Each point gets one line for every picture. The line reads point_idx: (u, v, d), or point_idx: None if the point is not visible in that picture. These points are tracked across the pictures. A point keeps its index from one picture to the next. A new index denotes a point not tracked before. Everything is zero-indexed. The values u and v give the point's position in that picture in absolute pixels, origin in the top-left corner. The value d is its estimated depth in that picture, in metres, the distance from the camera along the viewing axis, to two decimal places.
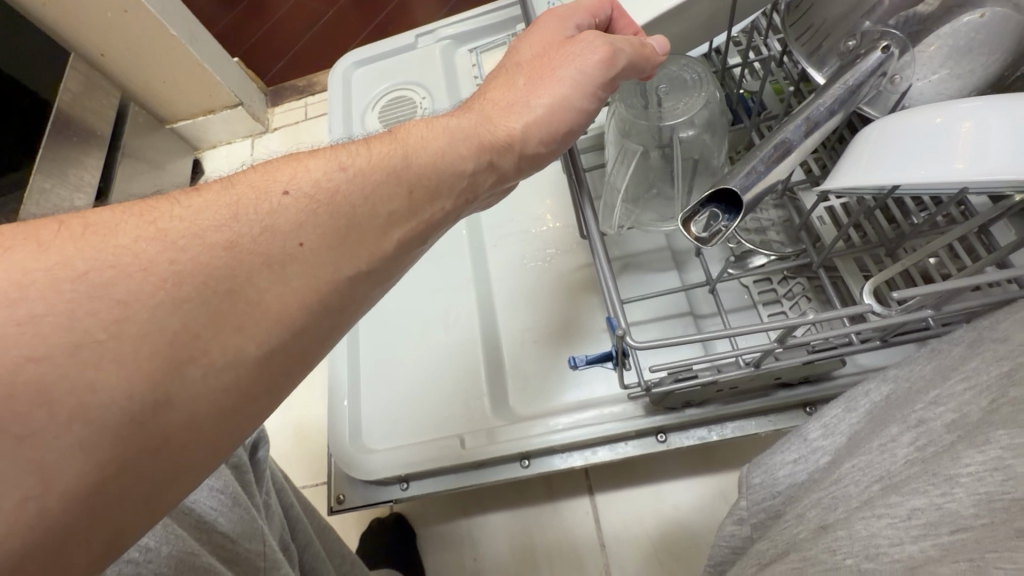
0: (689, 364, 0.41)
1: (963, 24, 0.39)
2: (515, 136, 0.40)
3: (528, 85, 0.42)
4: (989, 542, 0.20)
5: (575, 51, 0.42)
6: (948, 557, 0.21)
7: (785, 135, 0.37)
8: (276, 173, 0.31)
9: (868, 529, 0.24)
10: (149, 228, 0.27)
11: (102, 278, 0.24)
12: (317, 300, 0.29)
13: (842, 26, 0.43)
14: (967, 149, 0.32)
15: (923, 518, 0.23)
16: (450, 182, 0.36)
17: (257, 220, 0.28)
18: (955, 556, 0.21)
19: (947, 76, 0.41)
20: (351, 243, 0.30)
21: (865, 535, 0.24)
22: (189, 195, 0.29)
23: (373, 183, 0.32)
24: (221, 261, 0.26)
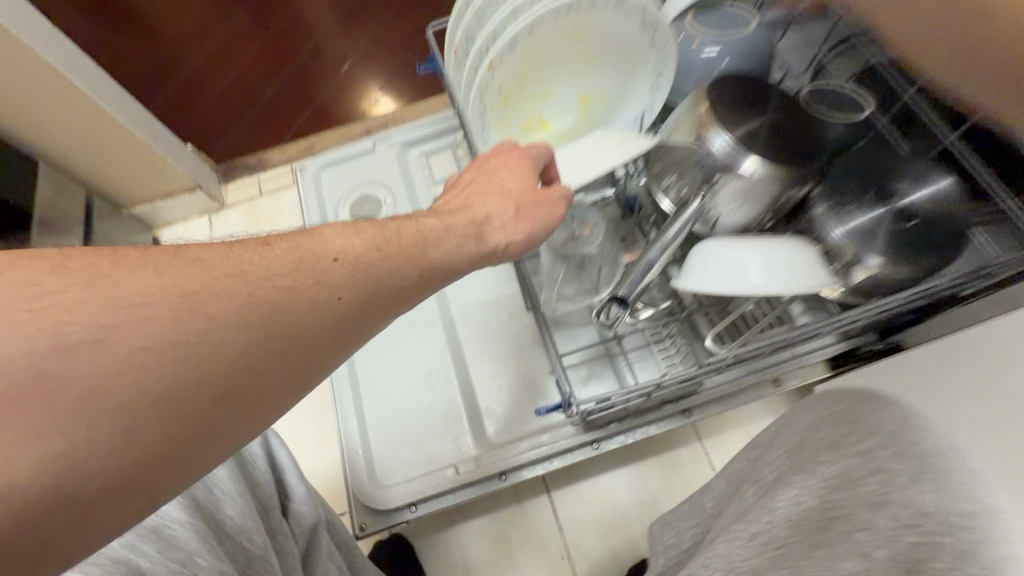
0: (611, 397, 0.50)
1: (737, 182, 0.53)
2: (499, 249, 0.46)
3: (517, 214, 0.48)
4: (799, 557, 0.28)
5: (552, 203, 0.49)
6: (773, 564, 0.29)
7: (650, 255, 0.47)
8: (328, 239, 0.36)
9: (728, 550, 0.33)
10: (235, 269, 0.32)
11: (200, 297, 0.29)
12: (339, 342, 0.34)
13: (682, 168, 0.55)
14: (762, 276, 0.46)
15: (759, 538, 0.31)
16: (451, 271, 0.43)
17: (313, 275, 0.34)
18: (778, 562, 0.29)
19: (735, 210, 0.56)
20: (375, 305, 0.36)
21: (726, 554, 0.33)
22: (265, 246, 0.34)
23: (399, 265, 0.38)
24: (285, 298, 0.32)
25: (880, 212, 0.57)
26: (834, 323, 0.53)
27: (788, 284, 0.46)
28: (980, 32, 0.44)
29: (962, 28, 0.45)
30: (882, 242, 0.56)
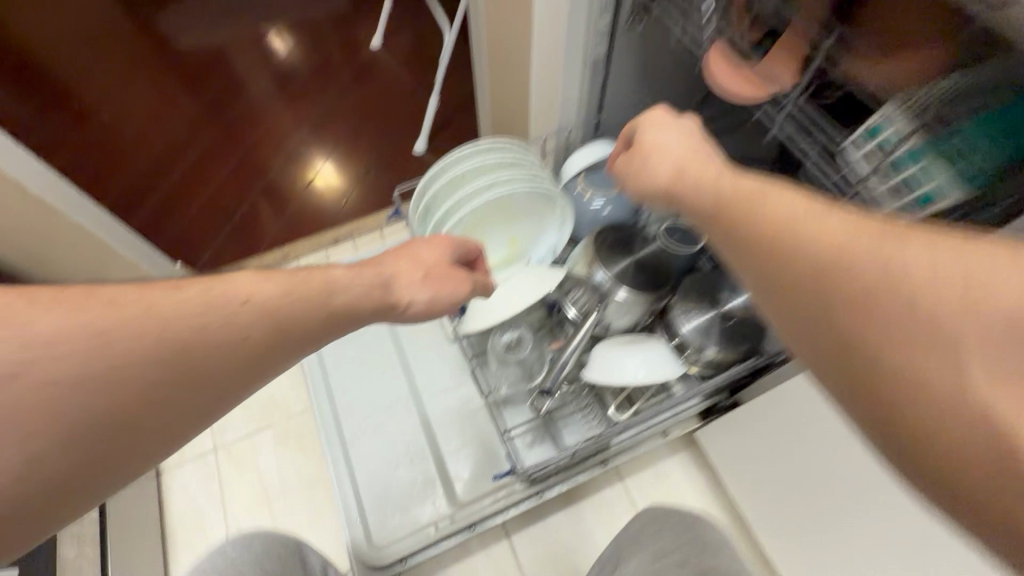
0: (551, 462, 0.75)
1: (617, 299, 0.80)
2: (403, 302, 0.55)
3: (426, 278, 0.57)
4: None
5: (453, 277, 0.59)
6: None
7: (563, 358, 0.77)
8: (237, 282, 0.41)
9: None
10: (146, 310, 0.37)
11: (117, 335, 0.35)
12: (245, 374, 0.41)
13: (584, 290, 0.82)
14: (648, 359, 0.76)
15: None
16: (357, 314, 0.50)
17: (221, 319, 0.39)
18: None
19: (621, 317, 0.82)
20: (280, 342, 0.42)
21: None
22: (176, 288, 0.39)
23: (305, 309, 0.44)
24: (186, 339, 0.37)
25: (711, 313, 0.78)
26: (693, 391, 0.79)
27: (665, 363, 0.76)
28: (854, 302, 0.27)
29: (771, 274, 0.32)
30: (716, 334, 0.78)
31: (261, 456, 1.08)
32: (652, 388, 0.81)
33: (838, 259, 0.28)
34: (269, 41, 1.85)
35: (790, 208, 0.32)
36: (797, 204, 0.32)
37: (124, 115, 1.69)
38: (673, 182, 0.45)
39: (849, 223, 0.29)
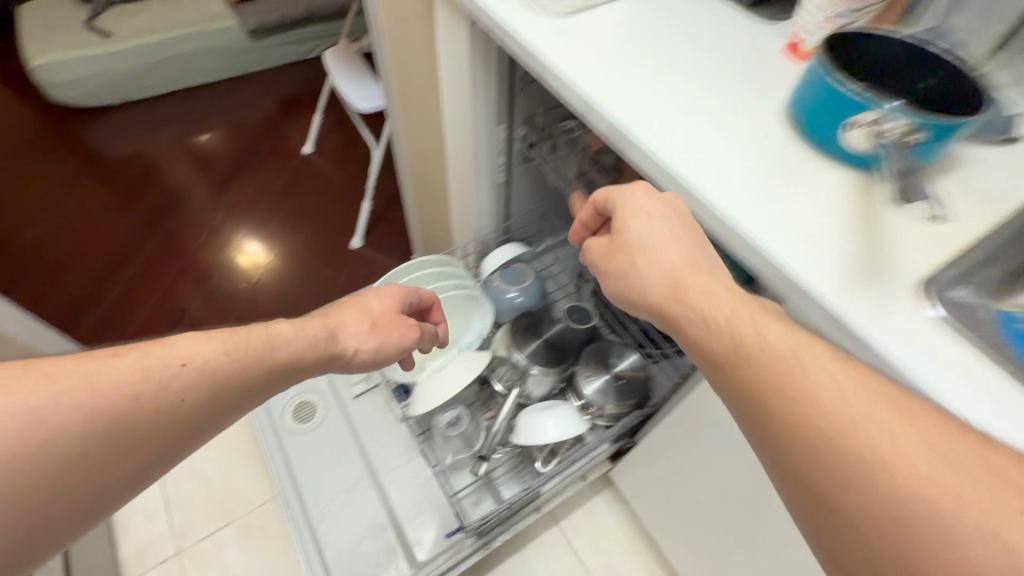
0: (490, 516, 0.92)
1: (534, 371, 1.02)
2: (352, 353, 0.65)
3: (371, 329, 0.67)
4: None
5: (398, 329, 0.70)
6: None
7: (495, 428, 0.96)
8: (177, 347, 0.49)
9: None
10: (81, 383, 0.44)
11: (70, 406, 0.43)
12: (187, 429, 0.49)
13: (508, 366, 1.04)
14: (560, 422, 0.96)
15: None
16: (301, 365, 0.59)
17: (159, 385, 0.47)
18: None
19: (538, 384, 1.03)
20: (217, 398, 0.50)
21: None
22: (113, 358, 0.46)
23: (243, 364, 0.52)
24: (122, 408, 0.45)
25: (606, 376, 1.01)
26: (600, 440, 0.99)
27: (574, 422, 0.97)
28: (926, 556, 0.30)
29: (808, 448, 0.35)
30: (613, 392, 1.00)
31: (224, 551, 1.15)
32: (569, 440, 1.01)
33: (887, 457, 0.33)
34: (202, 148, 1.99)
35: (839, 395, 0.36)
36: (834, 382, 0.36)
37: (58, 230, 1.74)
38: (675, 299, 0.47)
39: (898, 424, 0.34)
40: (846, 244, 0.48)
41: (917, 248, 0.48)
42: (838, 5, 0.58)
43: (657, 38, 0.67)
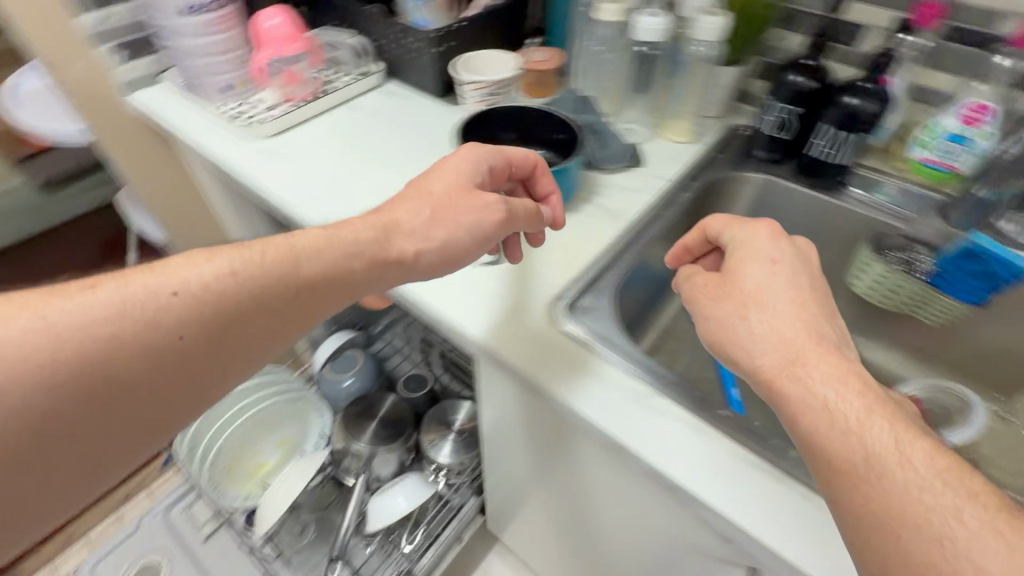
0: None
1: (377, 455, 1.01)
2: (406, 257, 0.50)
3: (431, 219, 0.51)
4: None
5: (476, 203, 0.52)
6: None
7: (346, 525, 0.93)
8: (171, 273, 0.40)
9: None
10: (39, 322, 0.35)
11: (32, 348, 0.34)
12: (190, 374, 0.40)
13: (349, 456, 1.02)
14: (412, 495, 0.96)
15: None
16: (332, 285, 0.47)
17: (143, 319, 0.38)
18: None
19: (384, 466, 1.02)
20: (221, 332, 0.41)
21: None
22: (88, 290, 0.38)
23: (252, 288, 0.43)
24: (98, 350, 0.36)
25: (450, 435, 1.05)
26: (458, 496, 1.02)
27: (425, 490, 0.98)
28: None
29: (877, 519, 0.32)
30: (458, 448, 1.04)
31: None
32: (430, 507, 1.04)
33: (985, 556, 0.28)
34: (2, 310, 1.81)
35: (911, 482, 0.32)
36: (935, 471, 0.32)
37: None
38: (790, 374, 0.39)
39: (960, 499, 0.31)
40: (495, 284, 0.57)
41: (553, 272, 0.58)
42: (480, 92, 0.72)
43: (353, 134, 0.77)
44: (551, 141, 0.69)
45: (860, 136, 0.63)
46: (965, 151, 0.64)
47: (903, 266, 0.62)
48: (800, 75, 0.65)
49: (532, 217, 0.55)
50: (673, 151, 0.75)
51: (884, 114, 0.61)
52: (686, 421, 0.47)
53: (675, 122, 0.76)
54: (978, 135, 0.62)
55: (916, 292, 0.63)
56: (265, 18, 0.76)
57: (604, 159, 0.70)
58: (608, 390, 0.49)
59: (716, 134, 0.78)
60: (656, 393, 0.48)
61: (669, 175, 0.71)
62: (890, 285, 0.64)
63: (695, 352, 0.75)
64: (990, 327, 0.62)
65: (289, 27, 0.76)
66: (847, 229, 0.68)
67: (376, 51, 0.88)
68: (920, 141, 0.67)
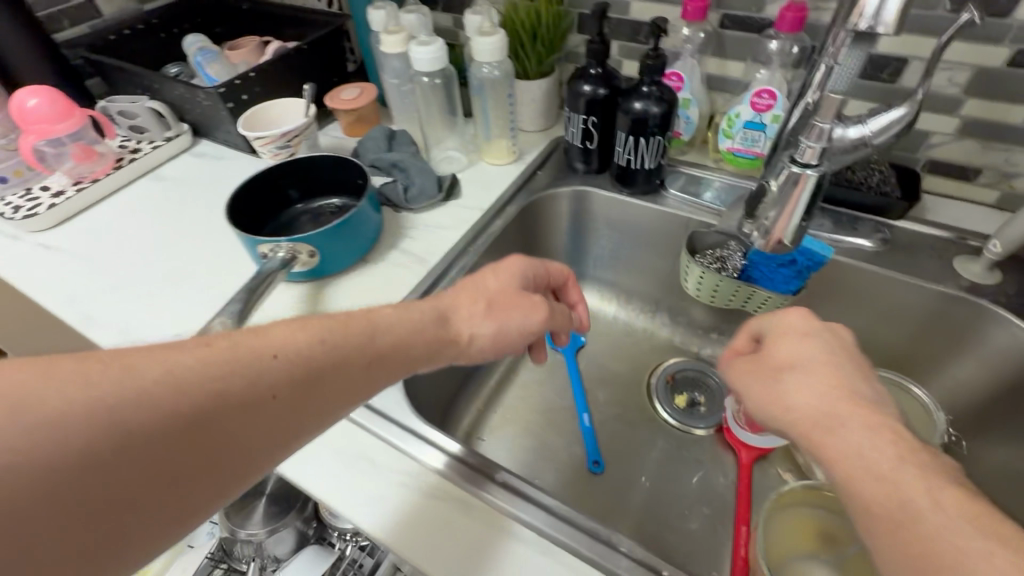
0: None
1: (266, 539, 0.91)
2: (461, 341, 0.41)
3: (493, 311, 0.43)
4: None
5: (524, 305, 0.44)
6: None
7: None
8: (268, 332, 0.33)
9: None
10: (166, 373, 0.29)
11: (144, 400, 0.28)
12: (277, 436, 0.32)
13: (237, 543, 0.94)
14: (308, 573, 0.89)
15: None
16: (404, 359, 0.38)
17: (247, 377, 0.31)
18: None
19: (279, 544, 0.93)
20: (313, 397, 0.34)
21: None
22: (200, 346, 0.31)
23: (344, 359, 0.35)
24: (200, 408, 0.29)
25: None
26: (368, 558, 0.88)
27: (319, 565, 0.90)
28: None
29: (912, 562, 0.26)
30: None
31: None
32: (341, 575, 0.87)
33: None
34: None
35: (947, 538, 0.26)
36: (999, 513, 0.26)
37: None
38: (824, 427, 0.33)
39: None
40: None
41: None
42: (271, 145, 0.68)
43: (150, 213, 0.70)
44: (348, 185, 0.64)
45: (655, 139, 0.61)
46: (764, 137, 0.63)
47: (717, 265, 0.61)
48: (589, 83, 0.62)
49: (563, 324, 0.48)
50: (493, 176, 0.72)
51: (669, 114, 0.59)
52: (490, 519, 0.40)
53: (493, 143, 0.73)
54: (771, 120, 0.62)
55: (735, 291, 0.60)
56: (24, 98, 0.68)
57: (413, 197, 0.66)
58: (372, 479, 0.42)
59: (542, 147, 0.76)
60: (462, 489, 0.41)
61: (485, 204, 0.69)
62: (710, 287, 0.61)
63: (553, 378, 0.71)
64: (818, 309, 0.62)
65: (52, 105, 0.68)
66: (672, 231, 0.67)
67: (179, 112, 0.81)
68: (724, 131, 0.66)
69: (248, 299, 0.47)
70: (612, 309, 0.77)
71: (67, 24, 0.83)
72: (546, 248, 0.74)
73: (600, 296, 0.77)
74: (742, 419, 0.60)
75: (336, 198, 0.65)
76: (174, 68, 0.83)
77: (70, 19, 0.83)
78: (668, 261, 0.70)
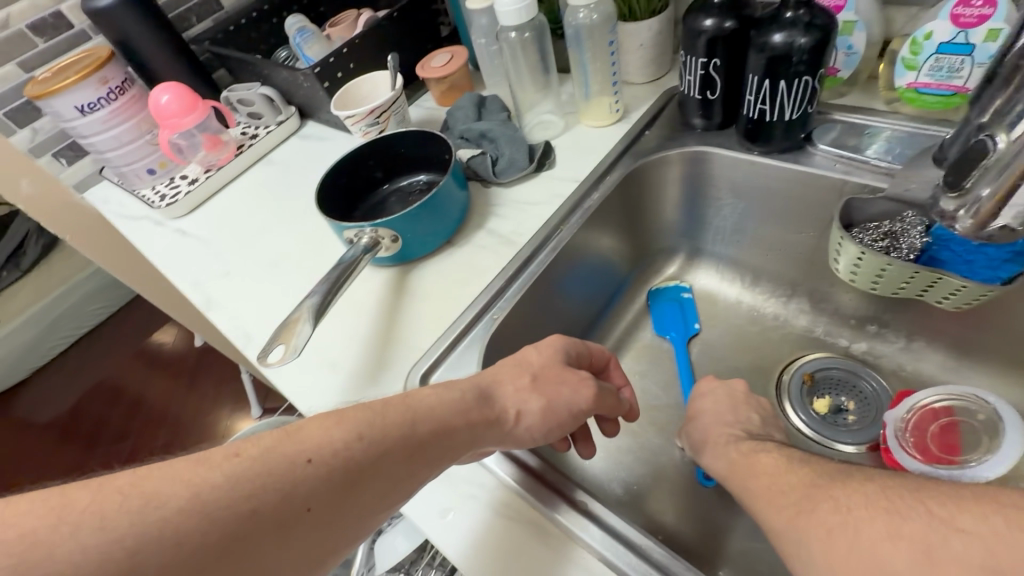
0: None
1: None
2: (503, 416, 0.38)
3: (539, 388, 0.40)
4: None
5: (568, 386, 0.41)
6: None
7: None
8: (303, 430, 0.31)
9: None
10: (193, 496, 0.26)
11: (159, 536, 0.25)
12: (312, 552, 0.29)
13: None
14: None
15: None
16: (452, 444, 0.35)
17: (280, 487, 0.28)
18: None
19: None
20: (353, 501, 0.31)
21: None
22: (230, 458, 0.28)
23: (382, 454, 0.32)
24: (229, 529, 0.27)
25: None
26: None
27: None
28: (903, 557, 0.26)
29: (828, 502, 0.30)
30: None
31: None
32: None
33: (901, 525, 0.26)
34: None
35: (866, 516, 0.27)
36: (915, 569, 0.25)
37: None
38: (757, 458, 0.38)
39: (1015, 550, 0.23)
40: (352, 355, 0.50)
41: (420, 330, 0.51)
42: (361, 123, 0.66)
43: (258, 199, 0.74)
44: (435, 160, 0.61)
45: (802, 80, 0.47)
46: (970, 63, 0.46)
47: (885, 244, 0.47)
48: (712, 16, 0.49)
49: (611, 408, 0.44)
50: (592, 140, 0.64)
51: (824, 45, 0.45)
52: (569, 552, 0.37)
53: (593, 104, 0.64)
54: (985, 37, 0.44)
55: (909, 278, 0.46)
56: (158, 96, 0.75)
57: (502, 170, 0.61)
58: (450, 491, 0.41)
59: (652, 101, 0.65)
60: (539, 513, 0.38)
61: (583, 173, 0.60)
62: (872, 270, 0.47)
63: (659, 369, 0.62)
64: None
65: (178, 101, 0.74)
66: (819, 199, 0.53)
67: (287, 95, 0.84)
68: (905, 61, 0.49)
69: (329, 289, 0.47)
70: (734, 291, 0.65)
71: (195, 21, 0.89)
72: (650, 221, 0.64)
73: (719, 276, 0.66)
74: (910, 445, 0.47)
75: (423, 175, 0.63)
76: (283, 52, 0.86)
77: (197, 16, 0.89)
78: (811, 235, 0.56)
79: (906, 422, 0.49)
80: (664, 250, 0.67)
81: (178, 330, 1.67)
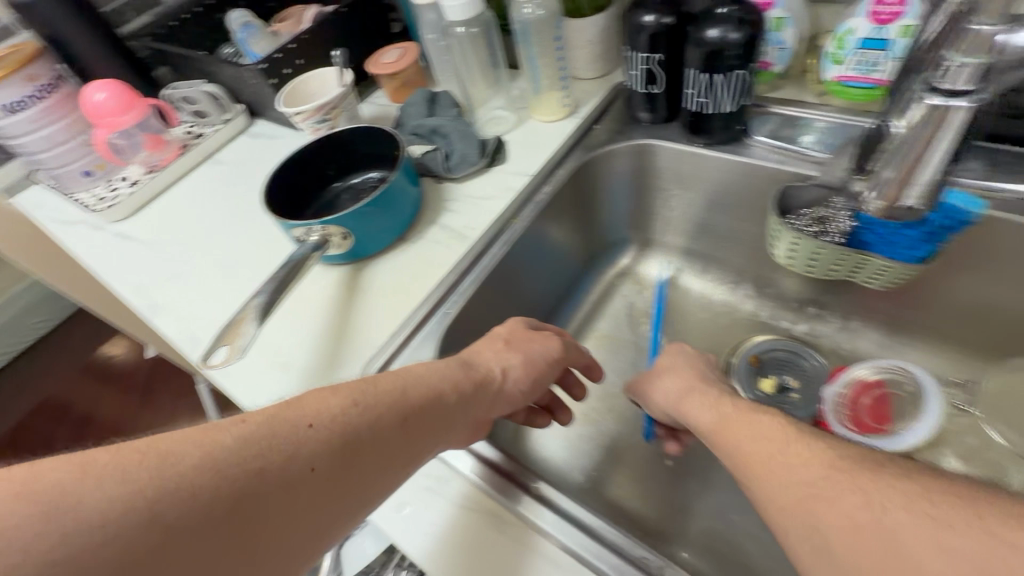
0: None
1: None
2: (490, 376, 0.40)
3: (515, 347, 0.43)
4: None
5: (539, 340, 0.44)
6: None
7: None
8: (303, 400, 0.32)
9: None
10: (205, 454, 0.27)
11: (176, 491, 0.26)
12: (320, 513, 0.29)
13: None
14: None
15: None
16: (446, 408, 0.37)
17: (286, 449, 0.29)
18: None
19: None
20: (357, 463, 0.31)
21: None
22: (238, 424, 0.29)
23: (381, 417, 0.33)
24: (240, 486, 0.27)
25: None
26: None
27: None
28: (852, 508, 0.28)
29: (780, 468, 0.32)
30: None
31: None
32: None
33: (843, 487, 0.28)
34: None
35: None
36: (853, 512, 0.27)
37: None
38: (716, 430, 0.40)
39: None
40: (305, 354, 0.49)
41: (376, 325, 0.50)
42: (310, 120, 0.65)
43: (206, 199, 0.72)
44: (386, 156, 0.60)
45: (737, 74, 0.49)
46: (887, 57, 0.49)
47: (816, 229, 0.49)
48: (652, 13, 0.51)
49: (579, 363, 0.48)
50: (544, 134, 0.64)
51: (754, 40, 0.47)
52: (526, 539, 0.37)
53: (542, 99, 0.65)
54: (899, 34, 0.47)
55: (840, 259, 0.49)
56: (93, 94, 0.71)
57: (455, 165, 0.61)
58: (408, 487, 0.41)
59: (600, 96, 0.66)
60: (496, 502, 0.39)
61: (532, 167, 0.61)
62: (806, 254, 0.49)
63: (616, 355, 0.63)
64: (959, 275, 0.49)
65: (116, 99, 0.71)
66: (757, 187, 0.56)
67: (233, 92, 0.81)
68: (831, 56, 0.52)
69: (276, 287, 0.46)
70: (684, 278, 0.67)
71: (132, 16, 0.86)
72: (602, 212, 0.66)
73: (668, 263, 0.68)
74: (845, 419, 0.50)
75: (374, 172, 0.62)
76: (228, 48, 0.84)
77: (133, 11, 0.86)
78: (753, 222, 0.59)
79: (842, 397, 0.51)
80: (616, 242, 0.69)
81: (129, 342, 1.60)
